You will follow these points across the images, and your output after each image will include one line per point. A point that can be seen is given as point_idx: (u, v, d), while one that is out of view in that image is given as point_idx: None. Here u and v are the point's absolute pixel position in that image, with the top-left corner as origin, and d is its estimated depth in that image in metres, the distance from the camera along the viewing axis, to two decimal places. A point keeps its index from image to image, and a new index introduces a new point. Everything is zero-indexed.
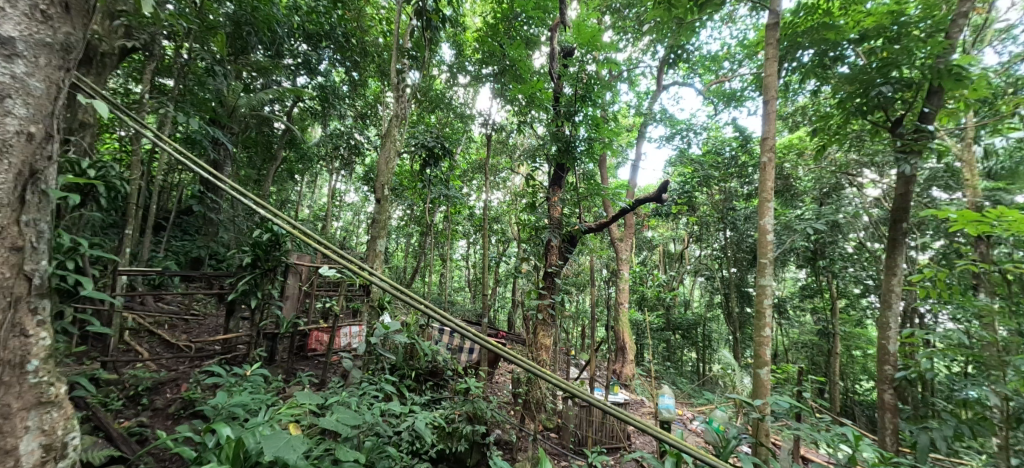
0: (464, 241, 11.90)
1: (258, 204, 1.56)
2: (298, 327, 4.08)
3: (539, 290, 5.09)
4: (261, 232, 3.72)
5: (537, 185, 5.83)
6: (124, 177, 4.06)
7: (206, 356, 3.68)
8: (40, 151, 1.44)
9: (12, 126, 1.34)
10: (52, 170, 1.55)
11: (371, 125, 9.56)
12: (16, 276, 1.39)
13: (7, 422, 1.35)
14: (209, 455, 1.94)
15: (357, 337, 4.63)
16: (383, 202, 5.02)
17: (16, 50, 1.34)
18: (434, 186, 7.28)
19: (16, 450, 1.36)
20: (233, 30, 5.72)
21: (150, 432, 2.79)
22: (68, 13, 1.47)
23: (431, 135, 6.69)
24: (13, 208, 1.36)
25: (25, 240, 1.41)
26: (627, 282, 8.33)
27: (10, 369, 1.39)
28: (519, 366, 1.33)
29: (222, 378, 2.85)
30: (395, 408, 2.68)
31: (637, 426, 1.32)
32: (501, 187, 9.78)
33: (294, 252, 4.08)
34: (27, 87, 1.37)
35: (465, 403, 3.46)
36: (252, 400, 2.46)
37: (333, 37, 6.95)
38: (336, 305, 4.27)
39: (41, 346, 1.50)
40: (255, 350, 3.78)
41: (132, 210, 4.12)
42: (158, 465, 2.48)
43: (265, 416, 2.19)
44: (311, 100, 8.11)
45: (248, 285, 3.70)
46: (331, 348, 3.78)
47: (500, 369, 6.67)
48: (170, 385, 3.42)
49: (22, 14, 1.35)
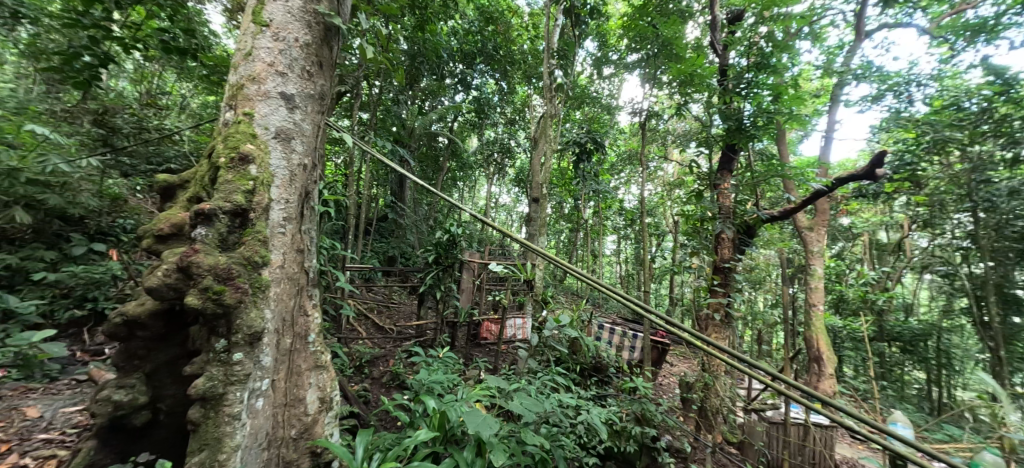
0: (614, 237, 11.54)
1: (468, 214, 1.88)
2: (473, 317, 4.56)
3: (711, 287, 4.66)
4: (442, 233, 4.27)
5: (698, 172, 5.28)
6: (345, 195, 5.15)
7: (405, 338, 4.40)
8: (311, 177, 1.93)
9: (297, 160, 1.83)
10: (316, 191, 2.06)
11: (521, 129, 10.10)
12: (300, 270, 1.88)
13: (298, 379, 1.85)
14: (421, 421, 2.31)
15: (522, 328, 4.93)
16: (540, 201, 5.31)
17: (295, 103, 1.83)
18: (586, 182, 7.35)
19: (303, 400, 1.86)
20: (410, 61, 6.74)
21: (372, 396, 3.47)
22: (320, 70, 1.96)
23: (582, 130, 6.66)
24: (297, 220, 1.84)
25: (305, 243, 1.91)
26: (820, 280, 6.93)
27: (299, 339, 1.88)
28: (786, 393, 1.24)
29: (421, 357, 3.37)
30: (569, 400, 2.76)
31: (913, 450, 1.13)
32: (653, 177, 9.17)
33: (468, 251, 4.58)
34: (301, 129, 1.85)
35: (634, 403, 3.36)
36: (446, 379, 2.86)
37: (486, 51, 7.56)
38: (503, 298, 4.64)
39: (315, 323, 1.99)
40: (441, 335, 4.35)
41: (351, 219, 5.19)
42: (380, 423, 3.07)
43: (462, 395, 2.50)
44: (469, 114, 9.01)
45: (433, 280, 4.33)
46: (502, 338, 4.06)
47: (664, 372, 6.25)
48: (382, 360, 4.21)
49: (297, 75, 1.85)
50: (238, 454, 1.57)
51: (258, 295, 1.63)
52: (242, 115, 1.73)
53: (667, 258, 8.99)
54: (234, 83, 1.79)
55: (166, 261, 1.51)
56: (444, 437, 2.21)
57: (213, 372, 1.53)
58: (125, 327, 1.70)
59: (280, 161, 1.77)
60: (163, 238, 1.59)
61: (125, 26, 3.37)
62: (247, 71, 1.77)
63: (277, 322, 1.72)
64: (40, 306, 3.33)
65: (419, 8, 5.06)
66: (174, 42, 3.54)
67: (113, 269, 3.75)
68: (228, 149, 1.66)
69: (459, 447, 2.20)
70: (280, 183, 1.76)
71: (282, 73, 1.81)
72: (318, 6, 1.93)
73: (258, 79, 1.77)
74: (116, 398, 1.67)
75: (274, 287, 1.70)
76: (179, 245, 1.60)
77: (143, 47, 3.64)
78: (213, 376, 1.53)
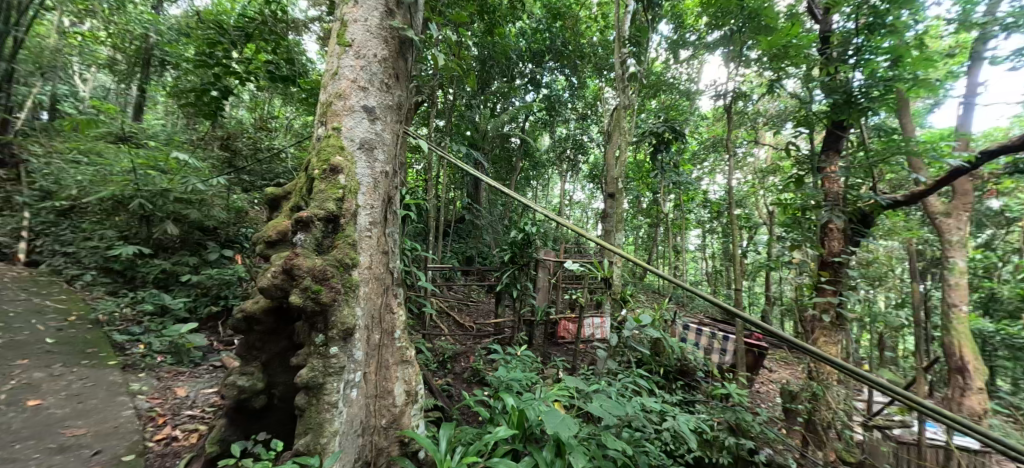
0: (699, 231, 10.78)
1: (541, 212, 1.86)
2: (550, 316, 4.54)
3: (817, 285, 4.13)
4: (517, 232, 4.32)
5: (796, 155, 4.70)
6: (425, 199, 5.43)
7: (485, 335, 4.52)
8: (392, 183, 2.06)
9: (379, 168, 1.96)
10: (396, 196, 2.18)
11: (594, 123, 9.86)
12: (385, 271, 2.00)
13: (386, 372, 1.98)
14: (501, 418, 2.35)
15: (601, 328, 4.78)
16: (616, 196, 5.14)
17: (376, 115, 1.96)
18: (665, 173, 6.96)
19: (391, 392, 1.98)
20: (480, 66, 6.93)
21: (455, 391, 3.62)
22: (397, 81, 2.08)
23: (659, 119, 6.32)
24: (381, 224, 1.96)
25: (388, 246, 2.03)
26: (962, 275, 5.81)
27: (386, 335, 2.01)
28: (920, 408, 1.08)
29: (500, 355, 3.43)
30: (653, 404, 2.63)
31: None
32: (742, 165, 8.39)
33: (543, 249, 4.58)
34: (382, 139, 1.98)
35: (727, 411, 3.10)
36: (524, 377, 2.88)
37: (555, 48, 7.52)
38: (580, 296, 4.56)
39: (401, 320, 2.11)
40: (519, 334, 4.40)
41: (431, 222, 5.46)
42: (463, 417, 3.19)
43: (540, 394, 2.51)
44: (540, 112, 9.01)
45: (510, 279, 4.39)
46: (580, 337, 3.98)
47: (762, 378, 5.69)
48: (463, 356, 4.35)
49: (377, 88, 1.97)
50: (337, 440, 1.71)
51: (349, 294, 1.77)
52: (332, 130, 1.89)
53: (761, 252, 8.17)
54: (324, 101, 1.96)
55: (273, 264, 1.70)
56: (524, 436, 2.22)
57: (314, 364, 1.70)
58: (245, 321, 1.94)
59: (365, 170, 1.90)
60: (272, 244, 1.79)
61: (241, 63, 3.92)
62: (335, 89, 1.94)
63: (367, 319, 1.86)
64: (187, 303, 3.99)
65: (487, 13, 5.17)
66: (278, 71, 4.02)
67: (239, 271, 4.27)
68: (321, 162, 1.83)
69: (539, 445, 2.20)
70: (365, 191, 1.89)
71: (364, 88, 1.94)
72: (393, 21, 2.04)
73: (344, 95, 1.92)
74: (239, 384, 1.91)
75: (363, 287, 1.84)
76: (284, 249, 1.79)
77: (255, 78, 4.19)
78: (313, 367, 1.70)
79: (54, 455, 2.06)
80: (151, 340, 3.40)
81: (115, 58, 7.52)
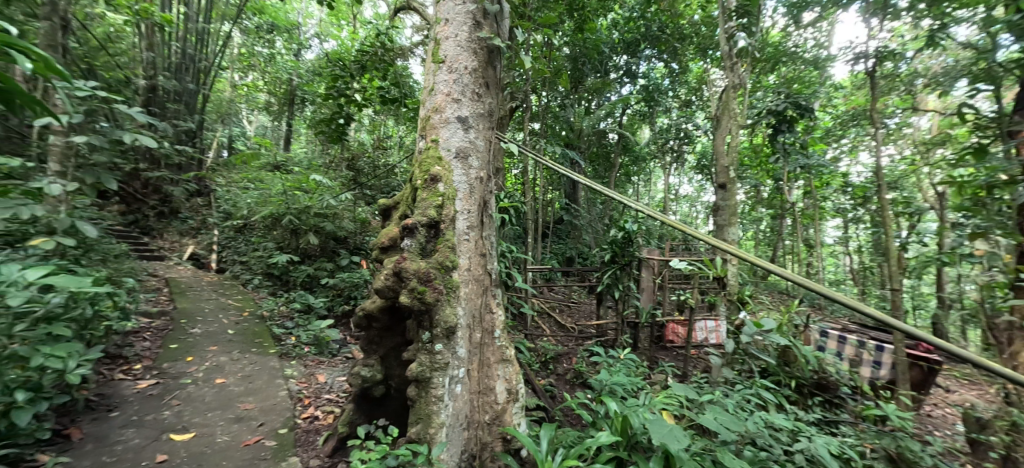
0: (838, 220, 9.23)
1: (638, 209, 1.76)
2: (656, 318, 4.28)
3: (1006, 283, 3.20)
4: (616, 231, 4.17)
5: (975, 119, 3.74)
6: (523, 201, 5.54)
7: (587, 337, 4.45)
8: (487, 188, 2.14)
9: (474, 174, 2.05)
10: (492, 200, 2.25)
11: (700, 109, 9.06)
12: (484, 273, 2.08)
13: (487, 370, 2.05)
14: (604, 423, 2.28)
15: (715, 333, 4.36)
16: (730, 187, 4.65)
17: (469, 124, 2.06)
18: (788, 156, 6.09)
19: (493, 390, 2.04)
20: (572, 65, 6.88)
21: (558, 392, 3.62)
22: (488, 89, 2.16)
23: (778, 96, 5.56)
24: (478, 228, 2.05)
25: (486, 248, 2.11)
26: None
27: (486, 334, 2.08)
28: None
29: (602, 358, 3.34)
30: (781, 421, 2.31)
31: None
32: (895, 139, 6.96)
33: (645, 248, 4.34)
34: (476, 146, 2.07)
35: (882, 436, 2.59)
36: (628, 382, 2.76)
37: (650, 35, 7.10)
38: (690, 298, 4.22)
39: (500, 320, 2.17)
40: (623, 336, 4.23)
41: (530, 224, 5.54)
42: (566, 419, 3.17)
43: (646, 400, 2.38)
44: (638, 104, 8.58)
45: (611, 279, 4.24)
46: (690, 342, 3.68)
47: (935, 398, 4.64)
48: (565, 358, 4.32)
49: (468, 99, 2.07)
50: (444, 432, 1.83)
51: (451, 294, 1.89)
52: (431, 143, 2.04)
53: (928, 243, 6.67)
54: (423, 117, 2.13)
55: (386, 267, 1.88)
56: (628, 444, 2.13)
57: (422, 359, 1.85)
58: (366, 319, 2.18)
59: (461, 177, 2.01)
60: (384, 249, 1.99)
61: (360, 91, 4.45)
62: (432, 104, 2.08)
63: (468, 318, 1.96)
64: (326, 302, 4.64)
65: (576, 10, 5.08)
66: (388, 95, 4.45)
67: (364, 275, 4.85)
68: (423, 173, 1.98)
69: (646, 456, 2.08)
70: (462, 197, 1.99)
71: (457, 99, 2.06)
72: (480, 32, 2.13)
73: (440, 109, 2.05)
74: (363, 374, 2.16)
75: (463, 288, 1.94)
76: (394, 254, 1.97)
77: (370, 104, 4.72)
78: (421, 362, 1.84)
79: (234, 423, 2.55)
80: (300, 333, 4.02)
81: (270, 100, 9.11)
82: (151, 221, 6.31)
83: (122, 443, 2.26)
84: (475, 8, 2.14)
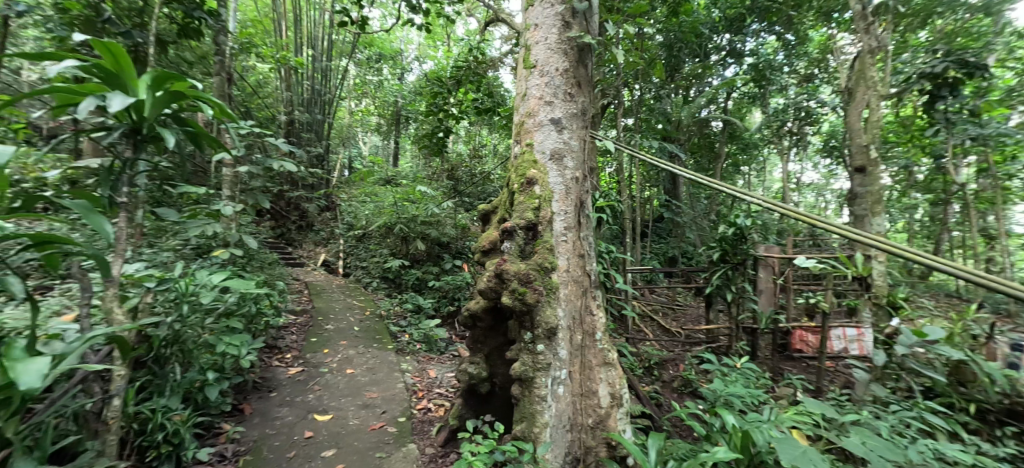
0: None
1: (755, 202, 1.58)
2: (779, 324, 3.81)
3: None
4: (726, 227, 3.82)
5: None
6: (619, 200, 5.36)
7: (696, 342, 4.13)
8: (583, 188, 2.11)
9: (570, 175, 2.04)
10: (589, 200, 2.22)
11: (824, 84, 7.89)
12: (583, 274, 2.06)
13: (590, 373, 2.02)
14: (720, 437, 2.09)
15: (859, 340, 3.51)
16: (870, 171, 3.95)
17: (562, 125, 2.06)
18: (952, 128, 4.99)
19: (597, 394, 2.00)
20: (667, 52, 6.48)
21: (665, 400, 3.41)
22: (579, 88, 2.14)
23: (934, 56, 4.59)
24: (576, 228, 2.03)
25: (584, 249, 2.09)
26: None
27: (587, 336, 2.05)
28: None
29: (716, 366, 3.07)
30: (957, 453, 1.89)
31: None
32: None
33: (762, 245, 3.90)
34: (570, 146, 2.06)
35: None
36: (748, 394, 2.50)
37: (758, 7, 6.38)
38: (821, 301, 3.68)
39: (601, 322, 2.12)
40: (738, 343, 3.84)
41: (627, 223, 5.33)
42: (676, 429, 2.97)
43: (771, 416, 2.13)
44: (746, 86, 7.76)
45: (722, 280, 3.89)
46: (824, 352, 3.20)
47: None
48: (671, 364, 4.06)
49: (561, 100, 2.08)
50: (548, 431, 1.85)
51: (551, 295, 1.91)
52: (526, 147, 2.08)
53: None
54: (518, 122, 2.18)
55: (488, 270, 1.97)
56: (750, 463, 1.92)
57: (525, 358, 1.90)
58: (471, 318, 2.30)
59: (557, 179, 2.02)
60: (486, 252, 2.08)
61: (456, 105, 4.72)
62: (525, 109, 2.13)
63: (569, 320, 1.95)
64: (433, 303, 5.00)
65: None
66: (482, 105, 4.66)
67: (466, 277, 5.12)
68: (519, 177, 2.03)
69: None
70: (559, 198, 2.00)
71: (550, 102, 2.07)
72: (570, 32, 2.12)
73: (533, 113, 2.09)
74: (470, 370, 2.28)
75: (563, 289, 1.94)
76: (495, 257, 2.06)
77: (466, 115, 4.98)
78: (524, 362, 1.89)
79: (362, 409, 2.88)
80: (412, 332, 4.38)
81: (381, 122, 10.14)
82: (293, 233, 7.46)
83: (280, 419, 2.69)
84: (564, 8, 2.14)
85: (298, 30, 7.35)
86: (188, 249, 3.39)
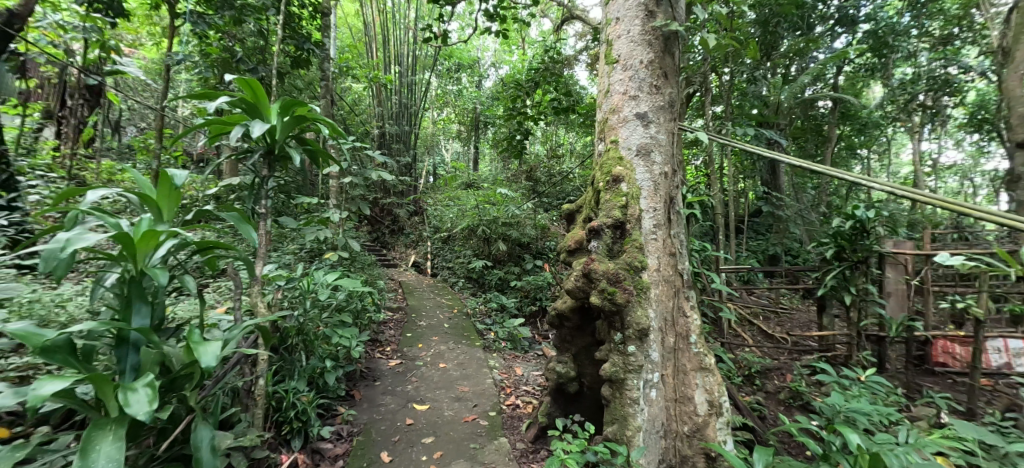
0: None
1: (879, 189, 1.38)
2: (914, 332, 3.26)
3: None
4: (841, 221, 3.37)
5: None
6: (710, 195, 4.99)
7: (806, 350, 3.70)
8: (672, 183, 2.02)
9: (659, 170, 1.97)
10: (680, 195, 2.11)
11: (969, 45, 6.58)
12: (675, 273, 1.97)
13: (684, 377, 1.93)
14: (841, 457, 1.86)
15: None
16: None
17: (649, 119, 1.99)
18: None
19: (692, 399, 1.90)
20: (762, 29, 5.88)
21: (769, 412, 3.12)
22: (666, 80, 2.05)
23: None
24: (666, 225, 1.95)
25: (675, 247, 1.99)
26: None
27: (681, 338, 1.96)
28: None
29: (833, 377, 2.73)
30: None
31: None
32: None
33: (890, 240, 3.37)
34: (657, 140, 1.99)
35: None
36: (877, 412, 2.18)
37: None
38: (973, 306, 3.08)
39: (695, 324, 2.00)
40: (860, 352, 3.37)
41: (720, 220, 4.95)
42: (784, 445, 2.70)
43: (907, 438, 1.84)
44: (861, 57, 6.76)
45: (837, 280, 3.44)
46: (978, 367, 2.67)
47: None
48: (776, 373, 3.68)
49: (647, 93, 2.01)
50: (641, 436, 1.79)
51: (642, 295, 1.85)
52: (611, 144, 2.05)
53: None
54: (602, 120, 2.15)
55: (576, 269, 1.98)
56: None
57: (615, 359, 1.87)
58: (558, 318, 2.31)
59: (644, 175, 1.95)
60: (572, 251, 2.08)
61: (534, 106, 4.76)
62: (609, 105, 2.10)
63: (660, 321, 1.88)
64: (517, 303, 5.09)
65: None
66: (559, 104, 4.63)
67: (547, 278, 5.13)
68: (605, 176, 2.01)
69: None
70: (647, 195, 1.94)
71: (635, 96, 2.01)
72: (654, 22, 2.04)
73: (617, 109, 2.05)
74: (558, 369, 2.29)
75: (654, 289, 1.87)
76: (582, 256, 2.05)
77: (544, 116, 4.99)
78: (615, 362, 1.86)
79: (455, 402, 3.04)
80: (497, 330, 4.52)
81: (461, 128, 10.59)
82: (386, 236, 8.11)
83: (384, 406, 2.94)
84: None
85: (386, 49, 7.98)
86: (303, 252, 3.89)
